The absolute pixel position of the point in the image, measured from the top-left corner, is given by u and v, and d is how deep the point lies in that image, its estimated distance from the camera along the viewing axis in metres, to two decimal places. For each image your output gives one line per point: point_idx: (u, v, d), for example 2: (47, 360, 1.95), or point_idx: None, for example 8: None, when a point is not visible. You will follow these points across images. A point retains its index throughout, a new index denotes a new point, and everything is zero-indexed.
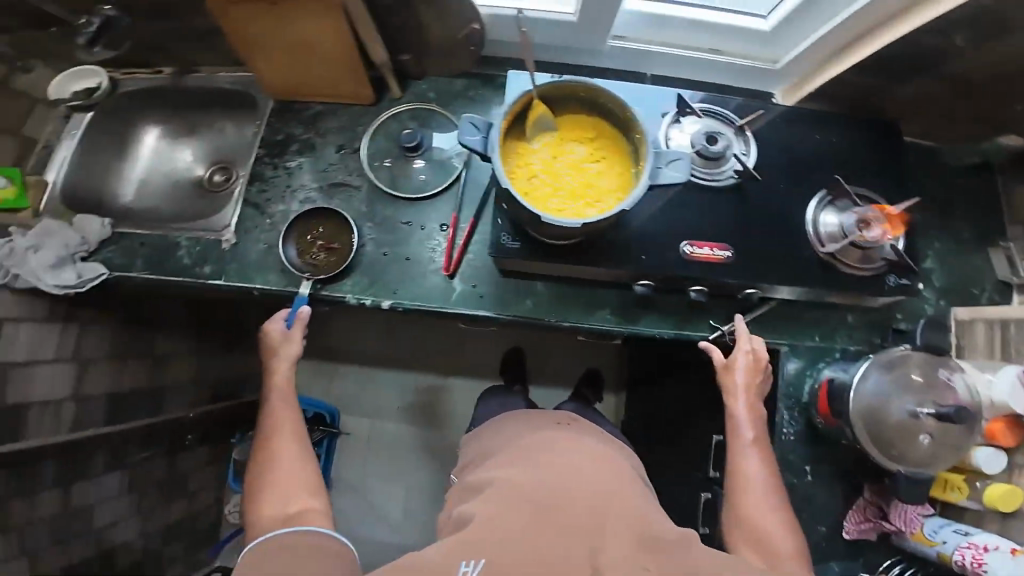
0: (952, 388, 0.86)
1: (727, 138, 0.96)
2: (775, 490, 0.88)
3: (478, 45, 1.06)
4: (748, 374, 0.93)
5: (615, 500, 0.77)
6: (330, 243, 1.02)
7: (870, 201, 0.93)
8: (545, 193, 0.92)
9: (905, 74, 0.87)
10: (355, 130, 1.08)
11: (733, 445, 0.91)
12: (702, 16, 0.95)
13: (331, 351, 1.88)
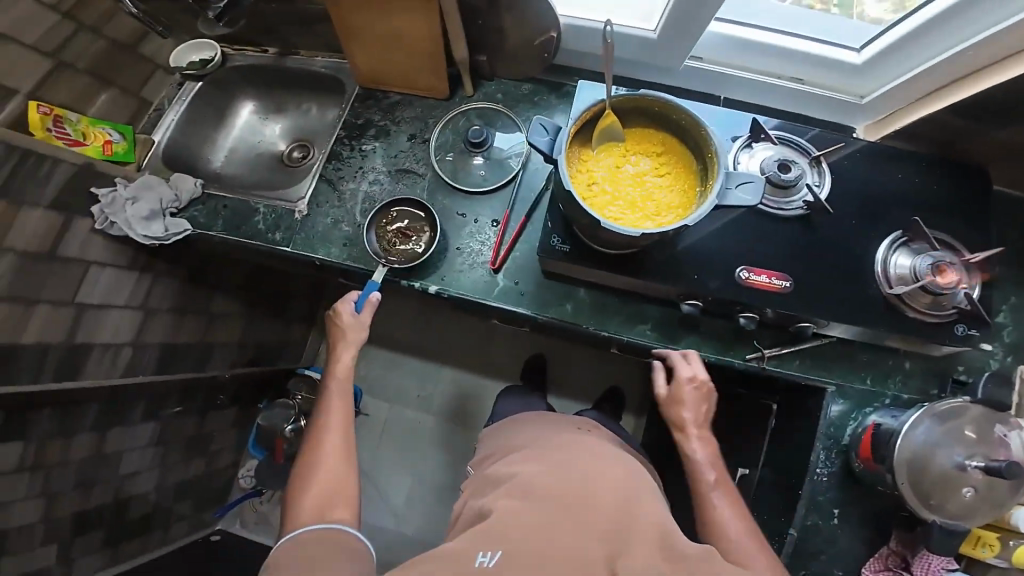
0: (1004, 445, 0.84)
1: (801, 167, 0.94)
2: (748, 528, 0.86)
3: (551, 53, 1.10)
4: (690, 404, 0.96)
5: (637, 513, 0.74)
6: (409, 232, 1.06)
7: (949, 246, 0.89)
8: (604, 201, 0.94)
9: (999, 118, 0.84)
10: (427, 122, 1.13)
11: (693, 484, 0.94)
12: (789, 44, 0.95)
13: None
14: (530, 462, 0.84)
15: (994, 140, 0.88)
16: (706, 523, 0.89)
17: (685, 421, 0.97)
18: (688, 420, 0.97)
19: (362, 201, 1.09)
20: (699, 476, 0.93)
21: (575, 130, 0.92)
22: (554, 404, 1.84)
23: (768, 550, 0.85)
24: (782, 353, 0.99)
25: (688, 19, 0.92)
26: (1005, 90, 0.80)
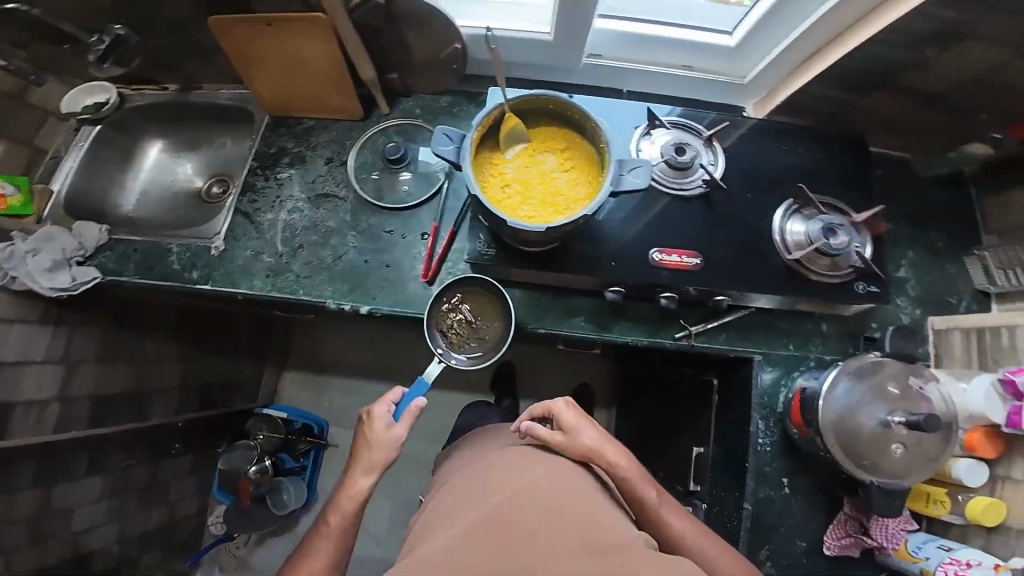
0: (926, 397, 0.84)
1: (695, 148, 1.00)
2: (702, 531, 0.92)
3: (460, 63, 1.03)
4: (585, 426, 0.91)
5: (573, 505, 0.72)
6: (474, 322, 1.00)
7: (835, 209, 0.94)
8: (518, 201, 0.94)
9: (863, 88, 0.88)
10: (344, 144, 1.07)
11: (642, 508, 0.91)
12: (670, 34, 1.00)
13: (319, 364, 1.83)
14: (471, 488, 0.80)
15: (871, 107, 0.92)
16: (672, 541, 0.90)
17: (594, 446, 0.90)
18: (594, 441, 0.90)
19: (282, 230, 1.05)
20: (640, 490, 0.91)
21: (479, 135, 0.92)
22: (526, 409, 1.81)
23: (723, 543, 0.92)
24: (707, 328, 1.01)
25: (576, 17, 0.94)
26: (867, 62, 0.83)
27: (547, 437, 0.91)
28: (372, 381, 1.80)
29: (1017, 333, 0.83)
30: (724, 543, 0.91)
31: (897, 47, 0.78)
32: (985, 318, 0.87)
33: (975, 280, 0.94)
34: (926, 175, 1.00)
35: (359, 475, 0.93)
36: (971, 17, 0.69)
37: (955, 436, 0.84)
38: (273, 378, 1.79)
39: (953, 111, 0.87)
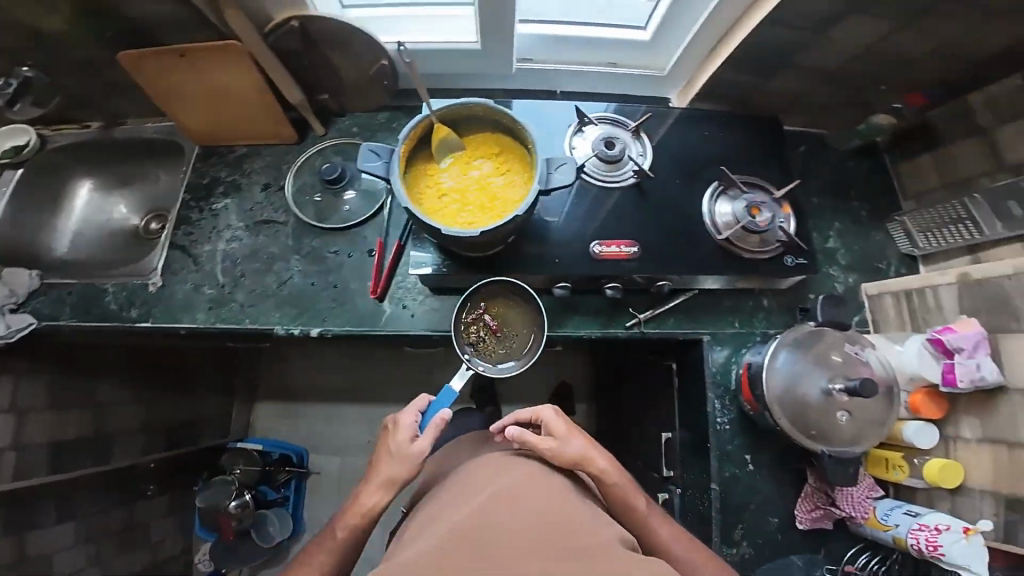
0: (863, 363, 0.85)
1: (623, 141, 1.03)
2: (683, 536, 0.91)
3: (390, 79, 0.99)
4: (574, 439, 0.87)
5: (569, 503, 0.70)
6: (498, 329, 0.98)
7: (756, 186, 0.99)
8: (456, 209, 0.91)
9: (769, 69, 0.93)
10: (281, 168, 1.04)
11: (630, 516, 0.89)
12: (589, 32, 1.03)
13: (293, 391, 1.77)
14: (458, 488, 0.74)
15: (777, 87, 0.97)
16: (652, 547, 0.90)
17: (579, 457, 0.86)
18: (581, 452, 0.86)
19: (222, 260, 1.03)
20: (625, 497, 0.89)
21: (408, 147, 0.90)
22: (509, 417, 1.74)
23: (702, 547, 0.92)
24: (655, 314, 1.03)
25: (499, 18, 0.94)
26: (764, 46, 0.87)
27: (537, 445, 0.85)
28: (347, 405, 1.76)
29: (939, 291, 0.84)
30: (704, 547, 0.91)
31: (785, 28, 0.83)
32: (910, 280, 0.90)
33: (900, 245, 0.98)
34: (841, 149, 1.03)
35: (364, 489, 0.86)
36: None
37: (897, 398, 0.84)
38: (244, 412, 1.75)
39: (851, 84, 0.91)
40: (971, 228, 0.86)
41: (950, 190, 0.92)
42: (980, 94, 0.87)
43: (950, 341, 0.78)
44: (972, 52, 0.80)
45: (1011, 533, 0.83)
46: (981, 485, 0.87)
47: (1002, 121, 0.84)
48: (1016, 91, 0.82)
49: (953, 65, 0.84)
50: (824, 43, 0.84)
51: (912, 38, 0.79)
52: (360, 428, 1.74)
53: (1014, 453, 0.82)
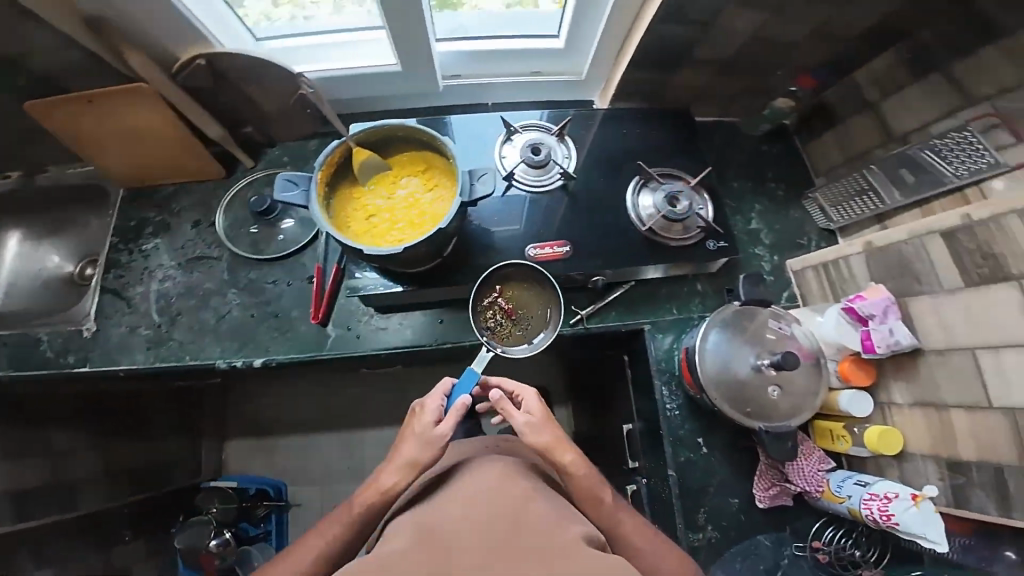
0: (785, 336, 0.89)
1: (549, 146, 1.04)
2: (648, 532, 0.81)
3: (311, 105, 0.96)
4: (545, 424, 0.83)
5: (529, 506, 0.66)
6: (512, 313, 0.92)
7: (673, 176, 1.03)
8: (385, 232, 0.83)
9: (670, 65, 0.98)
10: (211, 204, 1.03)
11: (596, 511, 0.80)
12: (506, 45, 1.05)
13: (260, 425, 1.73)
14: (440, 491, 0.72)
15: (684, 81, 1.03)
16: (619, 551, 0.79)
17: (545, 445, 0.82)
18: (548, 438, 0.82)
19: (155, 301, 1.00)
20: (589, 495, 0.80)
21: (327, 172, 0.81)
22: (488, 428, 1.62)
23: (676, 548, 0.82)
24: (597, 309, 1.04)
25: (418, 44, 0.90)
26: (660, 42, 0.92)
27: (513, 420, 0.83)
28: (322, 433, 1.72)
29: (850, 261, 0.90)
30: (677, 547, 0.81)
31: (675, 25, 0.88)
32: (826, 252, 0.96)
33: (818, 220, 1.04)
34: (752, 135, 1.11)
35: (382, 469, 0.79)
36: None
37: (823, 369, 0.88)
38: (213, 451, 1.69)
39: (747, 69, 0.98)
40: (875, 198, 0.91)
41: (852, 163, 0.98)
42: (862, 72, 0.95)
43: (860, 309, 0.82)
44: (843, 32, 0.87)
45: (960, 498, 0.82)
46: (920, 450, 0.86)
47: (885, 95, 0.91)
48: (892, 66, 0.89)
49: (834, 44, 0.90)
50: (709, 35, 0.89)
51: (793, 24, 0.85)
52: (337, 452, 1.71)
53: (942, 415, 0.82)
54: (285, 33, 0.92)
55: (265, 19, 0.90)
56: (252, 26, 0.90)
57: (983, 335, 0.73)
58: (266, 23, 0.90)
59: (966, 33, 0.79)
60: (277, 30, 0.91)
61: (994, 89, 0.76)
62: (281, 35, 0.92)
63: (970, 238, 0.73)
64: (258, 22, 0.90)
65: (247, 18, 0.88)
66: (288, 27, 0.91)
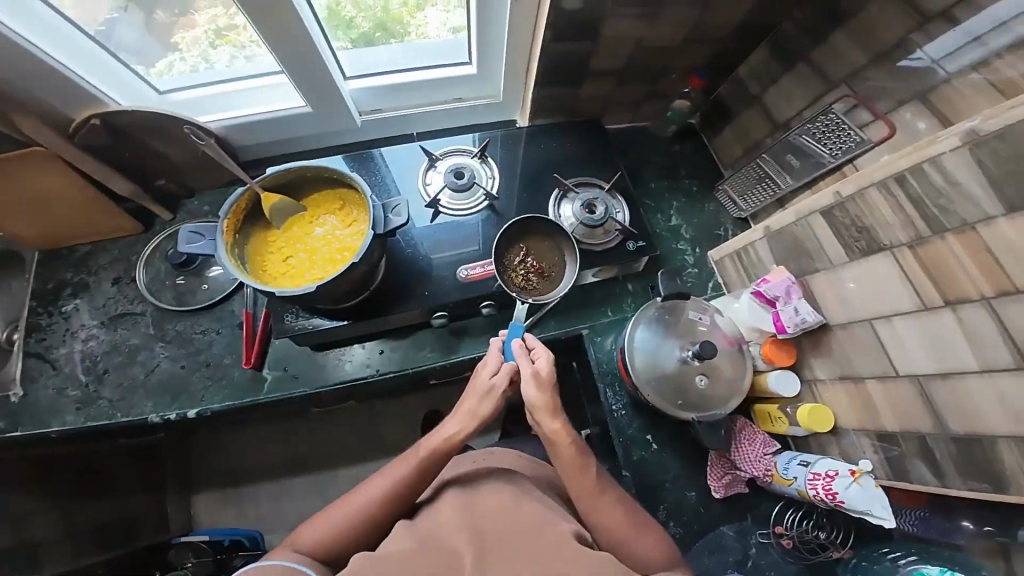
0: (703, 326, 0.95)
1: (472, 169, 1.07)
2: (635, 514, 0.80)
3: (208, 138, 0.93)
4: (545, 384, 0.83)
5: (522, 506, 0.71)
6: (544, 269, 0.98)
7: (586, 184, 1.12)
8: (304, 273, 0.81)
9: (575, 80, 1.07)
10: (131, 259, 1.02)
11: (583, 486, 0.79)
12: (422, 76, 1.06)
13: (236, 474, 1.61)
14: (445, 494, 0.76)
15: (589, 94, 1.13)
16: (604, 541, 0.77)
17: (536, 404, 0.82)
18: (541, 397, 0.82)
19: (81, 362, 0.98)
20: (577, 466, 0.80)
21: (235, 219, 0.78)
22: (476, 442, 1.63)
23: (659, 533, 0.79)
24: (538, 319, 1.05)
25: (316, 81, 0.93)
26: (559, 58, 1.00)
27: (525, 373, 0.83)
28: (293, 478, 1.61)
29: (757, 248, 1.00)
30: (658, 530, 0.79)
31: (564, 44, 0.97)
32: (734, 241, 1.06)
33: (731, 210, 1.17)
34: (663, 136, 1.27)
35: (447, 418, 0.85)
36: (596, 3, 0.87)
37: (745, 357, 0.94)
38: (182, 508, 1.56)
39: (649, 76, 1.11)
40: (773, 184, 1.03)
41: (751, 153, 1.12)
42: (744, 67, 1.12)
43: (767, 291, 0.89)
44: (715, 33, 1.00)
45: (900, 473, 0.83)
46: (851, 425, 0.90)
47: (764, 87, 1.07)
48: (765, 60, 1.06)
49: (711, 45, 1.04)
50: (599, 46, 0.98)
51: (670, 27, 0.97)
52: (312, 498, 1.59)
53: (861, 388, 0.87)
54: (190, 84, 0.93)
55: (180, 75, 0.91)
56: (158, 80, 0.91)
57: (876, 306, 0.80)
58: (174, 76, 0.91)
59: (819, 17, 0.94)
60: (178, 82, 0.92)
61: (849, 71, 0.90)
62: (214, 79, 0.93)
63: (844, 214, 0.82)
64: (163, 78, 0.91)
65: (161, 73, 0.90)
66: (192, 78, 0.92)
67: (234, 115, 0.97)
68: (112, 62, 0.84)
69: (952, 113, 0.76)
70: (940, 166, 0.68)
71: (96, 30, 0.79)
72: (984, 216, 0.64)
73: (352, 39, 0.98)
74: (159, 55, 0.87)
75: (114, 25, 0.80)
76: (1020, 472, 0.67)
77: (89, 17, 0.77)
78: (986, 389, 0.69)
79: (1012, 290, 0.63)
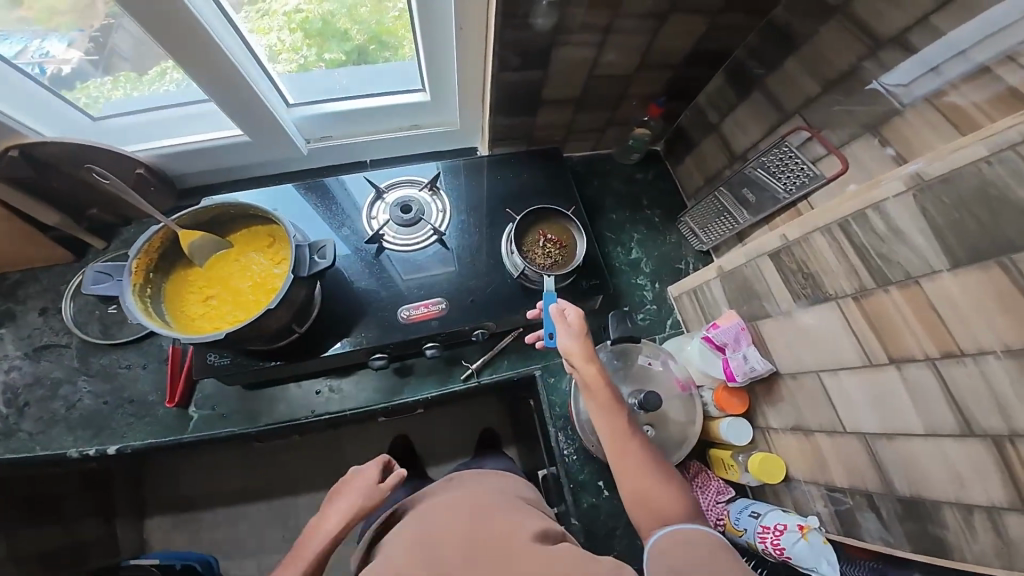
0: (654, 371, 0.96)
1: (421, 203, 1.06)
2: (660, 463, 0.78)
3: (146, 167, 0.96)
4: (581, 332, 0.83)
5: (486, 517, 0.76)
6: (561, 248, 1.02)
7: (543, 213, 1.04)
8: (223, 313, 0.82)
9: (529, 108, 1.05)
10: (60, 290, 0.99)
11: (615, 435, 0.78)
12: (374, 102, 1.05)
13: (191, 499, 1.52)
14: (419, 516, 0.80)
15: (546, 121, 1.11)
16: (630, 488, 0.76)
17: (571, 351, 0.82)
18: (576, 345, 0.82)
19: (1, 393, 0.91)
20: (609, 412, 0.79)
21: (148, 257, 0.79)
22: (440, 470, 1.55)
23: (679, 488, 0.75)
24: (488, 360, 1.03)
25: (250, 109, 0.92)
26: (510, 84, 0.97)
27: (561, 325, 0.85)
28: (250, 503, 1.53)
29: (709, 289, 0.99)
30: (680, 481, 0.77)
31: (516, 71, 0.94)
32: (690, 280, 1.06)
33: (693, 243, 1.17)
34: (627, 164, 1.27)
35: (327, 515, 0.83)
36: (545, 29, 0.84)
37: (696, 404, 0.93)
38: (132, 534, 1.46)
39: (609, 104, 1.09)
40: (731, 219, 1.02)
41: (712, 182, 1.12)
42: (703, 95, 1.10)
43: (715, 337, 0.88)
44: (668, 63, 0.98)
45: (851, 528, 0.78)
46: (801, 476, 0.86)
47: (722, 115, 1.05)
48: (721, 87, 1.04)
49: (667, 71, 1.01)
50: (550, 73, 0.96)
51: (619, 55, 0.94)
52: (271, 524, 1.52)
53: (811, 440, 0.82)
54: (149, 108, 0.94)
55: (173, 84, 0.91)
56: (133, 95, 0.91)
57: (822, 358, 0.76)
58: (148, 93, 0.92)
59: (772, 44, 0.91)
60: (142, 103, 0.93)
61: (801, 101, 0.87)
62: (160, 101, 0.94)
63: (790, 258, 0.77)
64: (128, 95, 0.91)
65: (157, 82, 0.90)
66: (178, 95, 0.93)
67: (180, 140, 0.98)
68: (88, 70, 0.85)
69: (903, 146, 0.72)
70: (884, 214, 0.63)
71: (90, 36, 0.80)
72: (928, 270, 0.59)
73: (347, 50, 0.96)
74: (152, 63, 0.85)
75: (109, 32, 0.80)
76: (961, 537, 0.63)
77: (82, 23, 0.77)
78: (930, 452, 0.65)
79: (956, 353, 0.59)
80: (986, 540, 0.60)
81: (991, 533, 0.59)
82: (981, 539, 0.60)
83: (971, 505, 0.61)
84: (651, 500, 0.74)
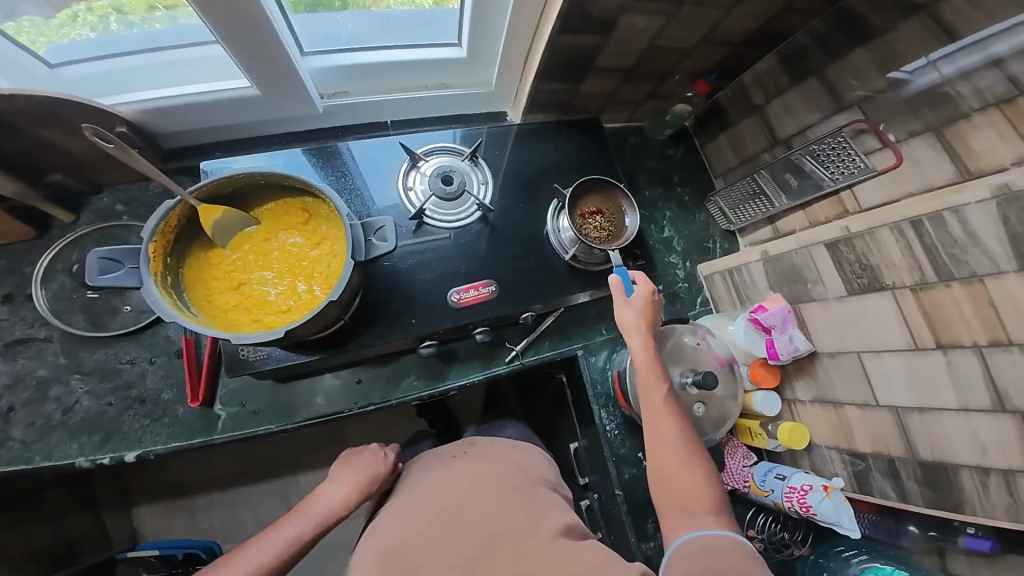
0: (703, 350, 0.98)
1: (461, 174, 0.97)
2: (696, 453, 0.76)
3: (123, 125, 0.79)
4: (643, 308, 0.87)
5: (500, 511, 0.73)
6: (609, 220, 0.99)
7: (584, 187, 0.99)
8: (261, 302, 0.72)
9: (578, 77, 0.97)
10: (23, 272, 0.82)
11: (654, 410, 0.80)
12: (400, 57, 0.92)
13: (182, 485, 1.42)
14: (444, 480, 0.80)
15: (590, 90, 1.03)
16: (653, 464, 0.77)
17: (628, 324, 0.86)
18: (636, 319, 0.86)
19: None
20: (653, 386, 0.81)
21: (164, 239, 0.67)
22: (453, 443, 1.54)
23: (711, 478, 0.74)
24: (532, 341, 1.00)
25: (266, 55, 0.76)
26: (568, 49, 0.88)
27: (621, 297, 0.88)
28: (249, 486, 1.44)
29: (748, 270, 1.02)
30: (712, 473, 0.75)
31: (576, 37, 0.85)
32: (728, 259, 1.07)
33: (720, 222, 1.19)
34: (658, 139, 1.23)
35: (321, 488, 0.86)
36: None
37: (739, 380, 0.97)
38: (120, 526, 1.35)
39: (655, 78, 1.04)
40: (767, 202, 1.04)
41: (746, 165, 1.12)
42: (749, 74, 1.08)
43: (764, 319, 0.92)
44: (728, 39, 0.94)
45: (865, 486, 0.88)
46: (824, 442, 0.94)
47: (769, 98, 1.04)
48: (773, 69, 1.02)
49: (726, 49, 0.97)
50: (612, 43, 0.88)
51: (686, 28, 0.88)
52: (273, 504, 1.44)
53: (839, 412, 0.90)
54: (100, 57, 0.76)
55: (89, 29, 0.71)
56: (41, 42, 0.70)
57: (867, 340, 0.82)
58: (61, 41, 0.71)
59: (839, 32, 0.90)
60: (64, 53, 0.74)
61: (863, 92, 0.88)
62: (112, 52, 0.76)
63: (849, 249, 0.81)
64: (36, 44, 0.70)
65: (71, 27, 0.70)
66: (103, 43, 0.74)
67: (159, 98, 0.81)
68: None
69: (963, 150, 0.74)
70: (961, 218, 0.67)
71: None
72: (995, 270, 0.65)
73: None
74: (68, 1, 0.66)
75: None
76: (974, 495, 0.73)
77: None
78: (962, 426, 0.73)
79: (1003, 341, 0.66)
80: (997, 498, 0.71)
81: (1003, 493, 0.70)
82: (993, 498, 0.71)
83: (989, 469, 0.71)
84: (674, 482, 0.74)
